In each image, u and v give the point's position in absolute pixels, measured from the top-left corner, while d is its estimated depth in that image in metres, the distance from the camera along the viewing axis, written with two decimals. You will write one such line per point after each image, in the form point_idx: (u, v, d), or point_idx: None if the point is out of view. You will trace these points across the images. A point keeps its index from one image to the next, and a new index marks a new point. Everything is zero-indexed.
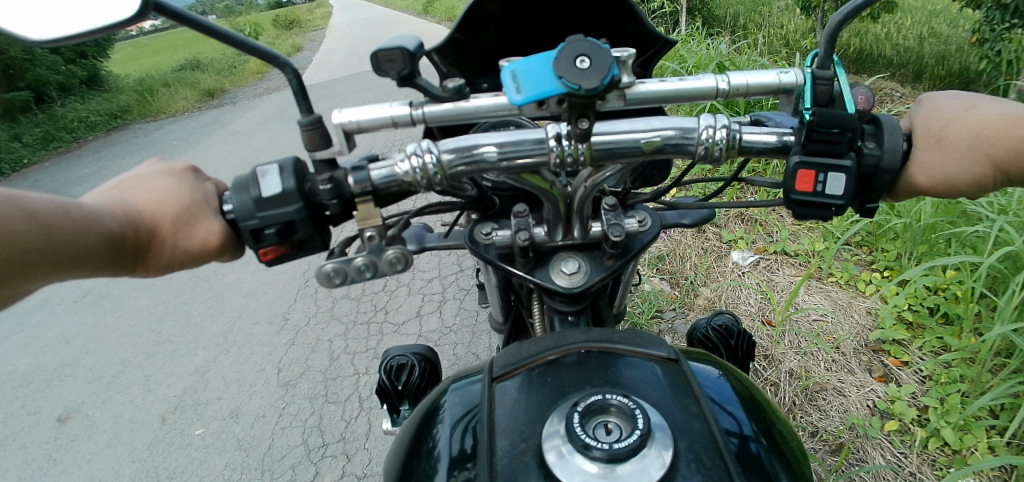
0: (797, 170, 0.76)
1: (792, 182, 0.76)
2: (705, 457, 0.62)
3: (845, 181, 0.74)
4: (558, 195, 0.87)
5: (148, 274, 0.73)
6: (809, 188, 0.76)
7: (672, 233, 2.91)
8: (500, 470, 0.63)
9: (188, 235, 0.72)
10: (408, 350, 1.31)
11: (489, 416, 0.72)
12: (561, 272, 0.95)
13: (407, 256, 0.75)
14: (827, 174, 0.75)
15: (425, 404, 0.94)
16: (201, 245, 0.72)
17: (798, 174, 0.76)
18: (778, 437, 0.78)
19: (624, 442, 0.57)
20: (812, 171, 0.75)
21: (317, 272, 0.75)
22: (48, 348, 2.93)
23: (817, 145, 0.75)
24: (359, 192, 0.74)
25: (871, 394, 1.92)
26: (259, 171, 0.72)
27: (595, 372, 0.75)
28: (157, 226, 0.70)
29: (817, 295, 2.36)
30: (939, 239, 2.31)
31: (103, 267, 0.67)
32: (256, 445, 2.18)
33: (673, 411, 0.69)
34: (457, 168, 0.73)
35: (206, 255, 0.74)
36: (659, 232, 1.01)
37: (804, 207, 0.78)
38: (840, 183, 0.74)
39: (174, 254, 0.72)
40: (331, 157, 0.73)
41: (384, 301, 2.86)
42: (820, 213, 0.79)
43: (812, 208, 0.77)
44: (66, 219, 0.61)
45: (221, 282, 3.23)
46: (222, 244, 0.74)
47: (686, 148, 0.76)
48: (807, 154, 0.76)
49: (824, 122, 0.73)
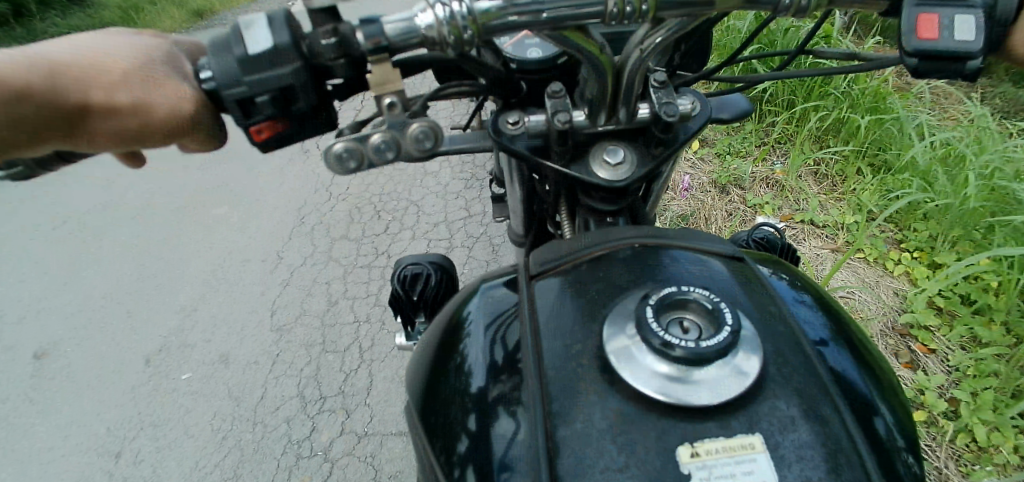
0: (915, 14, 0.63)
1: (914, 27, 0.63)
2: (793, 361, 0.53)
3: (973, 23, 0.62)
4: (607, 64, 0.71)
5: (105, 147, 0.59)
6: (936, 33, 0.62)
7: (692, 189, 2.49)
8: (551, 375, 0.54)
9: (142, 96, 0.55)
10: (422, 259, 1.20)
11: (531, 320, 0.62)
12: (604, 164, 0.82)
13: (437, 131, 0.63)
14: (952, 16, 0.62)
15: (445, 314, 0.83)
16: (161, 112, 0.55)
17: (918, 18, 0.63)
18: (862, 345, 0.69)
19: (711, 341, 0.47)
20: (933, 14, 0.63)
21: (326, 153, 0.63)
22: (34, 257, 2.82)
23: None
24: (371, 51, 0.56)
25: (899, 382, 1.76)
26: (242, 22, 0.56)
27: (654, 268, 0.65)
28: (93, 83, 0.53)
29: (845, 272, 2.11)
30: (983, 225, 2.03)
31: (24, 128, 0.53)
32: (247, 393, 2.14)
33: (750, 310, 0.59)
34: (508, 17, 0.55)
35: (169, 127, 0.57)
36: (707, 121, 0.87)
37: (931, 63, 0.64)
38: (970, 24, 0.62)
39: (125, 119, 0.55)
40: (332, 4, 0.56)
41: (386, 244, 2.67)
42: (953, 69, 0.64)
43: (943, 63, 0.63)
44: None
45: (205, 212, 2.91)
46: (190, 112, 0.57)
47: (771, 2, 0.61)
48: (925, 1, 0.64)
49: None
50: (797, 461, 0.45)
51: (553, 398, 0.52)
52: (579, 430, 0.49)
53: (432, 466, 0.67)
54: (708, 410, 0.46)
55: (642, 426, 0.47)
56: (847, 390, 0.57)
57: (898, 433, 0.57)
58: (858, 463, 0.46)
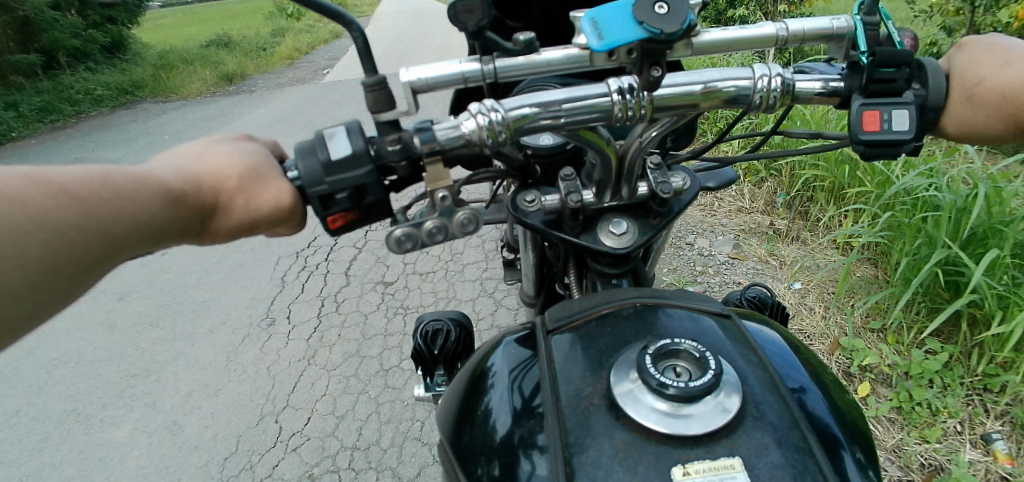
0: (862, 111, 0.77)
1: (859, 123, 0.77)
2: (770, 402, 0.64)
3: (909, 117, 0.76)
4: (612, 154, 0.86)
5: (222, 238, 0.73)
6: (876, 127, 0.76)
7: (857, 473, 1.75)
8: (567, 412, 0.65)
9: (257, 198, 0.71)
10: (443, 315, 1.31)
11: (550, 368, 0.73)
12: (610, 233, 0.95)
13: (477, 217, 0.76)
14: (891, 111, 0.76)
15: (468, 369, 0.91)
16: (271, 204, 0.71)
17: (863, 115, 0.77)
18: (840, 393, 0.79)
19: (698, 381, 0.58)
20: (875, 111, 0.76)
21: (387, 237, 0.75)
22: (76, 328, 3.00)
23: (877, 86, 0.77)
24: (427, 153, 0.71)
25: None
26: (326, 133, 0.72)
27: (653, 323, 0.76)
28: (222, 187, 0.70)
29: None
30: None
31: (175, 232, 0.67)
32: None
33: (734, 358, 0.70)
34: (540, 121, 0.71)
35: (277, 218, 0.72)
36: (697, 194, 1.02)
37: (875, 149, 0.78)
38: (905, 118, 0.76)
39: (244, 216, 0.70)
40: (395, 117, 0.73)
41: None
42: (892, 152, 0.78)
43: (883, 148, 0.77)
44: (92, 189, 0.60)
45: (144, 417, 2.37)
46: (292, 207, 0.72)
47: (745, 99, 0.76)
48: (868, 96, 0.78)
49: (883, 61, 0.75)
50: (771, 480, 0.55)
51: (569, 429, 0.62)
52: (592, 455, 0.59)
53: None
54: (699, 439, 0.57)
55: (643, 451, 0.57)
56: (824, 434, 0.66)
57: (865, 467, 0.66)
58: None
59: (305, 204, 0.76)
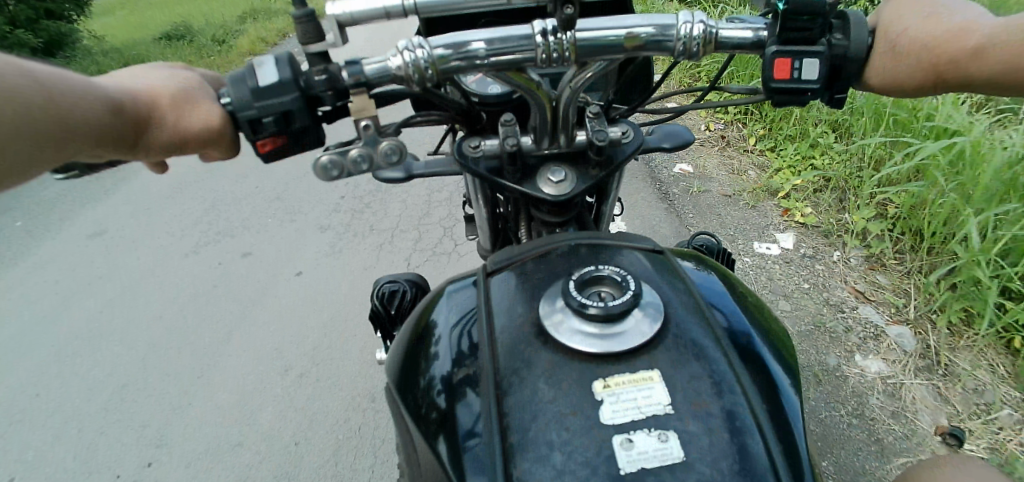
0: (774, 59, 0.77)
1: (770, 71, 0.77)
2: (695, 328, 0.66)
3: (819, 66, 0.76)
4: (545, 98, 0.86)
5: (148, 156, 0.72)
6: (786, 75, 0.77)
7: None
8: (501, 341, 0.67)
9: (188, 117, 0.71)
10: (398, 278, 1.31)
11: (487, 304, 0.75)
12: (548, 181, 0.96)
13: (402, 147, 0.75)
14: (802, 60, 0.76)
15: (414, 318, 0.92)
16: (202, 123, 0.72)
17: (775, 63, 0.77)
18: (767, 323, 0.83)
19: (617, 303, 0.61)
20: (788, 59, 0.76)
21: (314, 164, 0.75)
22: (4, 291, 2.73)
23: (792, 33, 0.75)
24: (352, 85, 0.72)
25: None
26: (255, 62, 0.71)
27: (586, 260, 0.79)
28: (155, 104, 0.69)
29: None
30: None
31: (109, 141, 0.65)
32: None
33: (662, 288, 0.73)
34: (452, 63, 0.71)
35: (207, 138, 0.73)
36: (640, 146, 1.01)
37: (782, 96, 0.80)
38: (815, 68, 0.76)
39: (174, 133, 0.71)
40: (325, 49, 0.72)
41: None
42: (798, 99, 0.81)
43: (790, 96, 0.79)
44: (41, 92, 0.56)
45: None
46: (222, 128, 0.73)
47: (665, 46, 0.76)
48: (783, 44, 0.76)
49: (797, 9, 0.73)
50: (687, 388, 0.58)
51: (501, 356, 0.65)
52: (523, 377, 0.61)
53: (406, 430, 0.78)
54: (621, 355, 0.59)
55: (568, 369, 0.60)
56: (746, 360, 0.69)
57: (786, 384, 0.71)
58: (740, 392, 0.60)
59: (234, 131, 0.77)
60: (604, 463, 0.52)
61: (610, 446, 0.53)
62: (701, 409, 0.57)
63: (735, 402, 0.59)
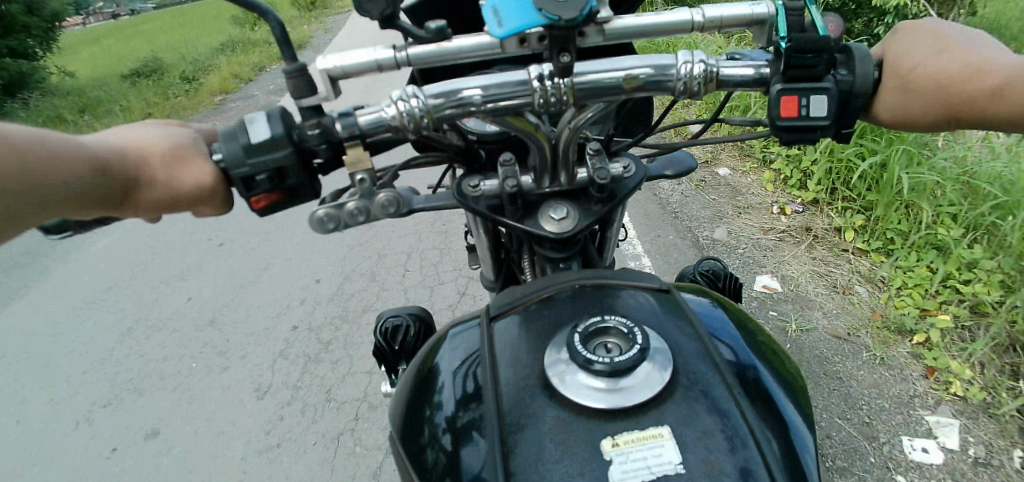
0: (780, 96, 0.75)
1: (777, 109, 0.75)
2: (705, 376, 0.65)
3: (826, 103, 0.75)
4: (544, 138, 0.86)
5: (137, 214, 0.72)
6: (794, 113, 0.75)
7: None
8: (506, 393, 0.66)
9: (179, 177, 0.72)
10: (401, 311, 1.31)
11: (490, 352, 0.74)
12: (550, 219, 0.95)
13: (399, 199, 0.76)
14: (809, 97, 0.74)
15: (418, 360, 0.91)
16: (194, 183, 0.72)
17: (782, 101, 0.75)
18: (778, 361, 0.81)
19: (623, 357, 0.59)
20: (794, 96, 0.74)
21: (310, 218, 0.76)
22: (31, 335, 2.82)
23: (796, 71, 0.74)
24: (347, 138, 0.72)
25: None
26: (247, 118, 0.71)
27: (590, 304, 0.77)
28: (146, 164, 0.70)
29: None
30: None
31: (96, 203, 0.65)
32: None
33: (669, 333, 0.72)
34: (445, 111, 0.71)
35: (198, 197, 0.73)
36: (643, 179, 1.00)
37: (793, 134, 0.77)
38: (823, 104, 0.75)
39: (165, 192, 0.71)
40: (317, 103, 0.72)
41: None
42: (811, 136, 0.77)
43: (800, 133, 0.76)
44: (14, 156, 0.55)
45: None
46: (214, 187, 0.74)
47: (664, 85, 0.75)
48: (788, 81, 0.75)
49: (800, 47, 0.72)
50: (697, 445, 0.56)
51: (506, 410, 0.63)
52: (527, 434, 0.60)
53: (410, 481, 0.76)
54: (629, 411, 0.58)
55: (575, 426, 0.58)
56: (758, 406, 0.67)
57: (798, 429, 0.69)
58: (754, 447, 0.58)
59: (227, 188, 0.77)
60: None
61: None
62: (710, 468, 0.55)
63: (749, 458, 0.57)
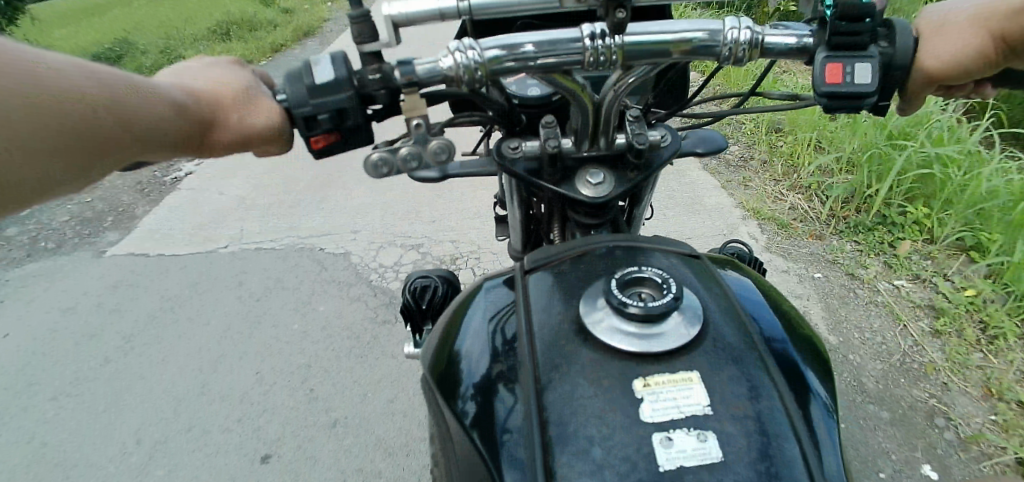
0: (825, 64, 0.75)
1: (821, 76, 0.75)
2: (735, 333, 0.67)
3: (871, 71, 0.74)
4: (588, 101, 0.88)
5: (215, 153, 0.75)
6: (839, 80, 0.74)
7: None
8: (541, 337, 0.68)
9: (249, 114, 0.74)
10: (430, 273, 1.35)
11: (524, 304, 0.76)
12: (586, 183, 0.97)
13: (452, 146, 0.77)
14: (854, 66, 0.74)
15: (450, 313, 0.94)
16: (264, 120, 0.75)
17: (827, 68, 0.75)
18: (801, 331, 0.83)
19: (659, 304, 0.61)
20: (839, 64, 0.74)
21: (365, 162, 0.79)
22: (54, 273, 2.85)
23: (843, 38, 0.74)
24: (405, 85, 0.74)
25: None
26: (312, 60, 0.74)
27: (625, 261, 0.79)
28: (218, 100, 0.72)
29: None
30: None
31: (175, 137, 0.68)
32: None
33: (701, 291, 0.74)
34: (505, 63, 0.73)
35: (267, 134, 0.76)
36: (677, 151, 1.02)
37: (836, 102, 0.77)
38: (867, 72, 0.74)
39: (237, 130, 0.73)
40: (377, 50, 0.74)
41: None
42: (852, 105, 0.77)
43: (845, 101, 0.76)
44: (97, 85, 0.59)
45: None
46: (282, 124, 0.76)
47: (713, 51, 0.76)
48: (833, 49, 0.75)
49: (847, 14, 0.72)
50: (726, 392, 0.58)
51: (541, 352, 0.66)
52: (563, 373, 0.62)
53: (441, 421, 0.79)
54: (661, 356, 0.60)
55: (608, 368, 0.61)
56: (783, 369, 0.69)
57: (822, 396, 0.71)
58: (777, 397, 0.60)
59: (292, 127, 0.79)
60: (644, 460, 0.53)
61: (650, 444, 0.54)
62: (739, 413, 0.57)
63: (773, 408, 0.59)
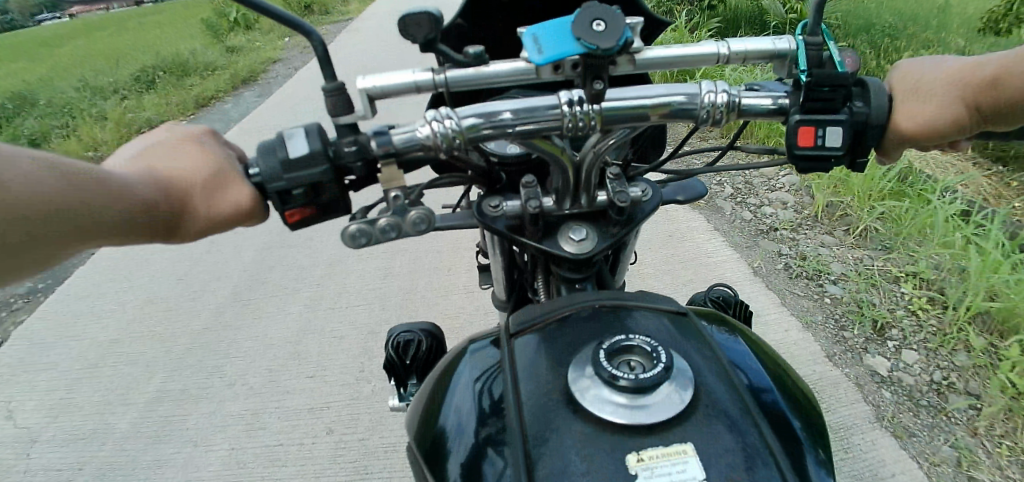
0: (797, 127, 0.78)
1: (794, 139, 0.79)
2: (725, 397, 0.66)
3: (842, 134, 0.78)
4: (568, 162, 0.89)
5: (185, 240, 0.76)
6: (810, 142, 0.79)
7: None
8: (528, 407, 0.67)
9: (219, 202, 0.75)
10: (414, 327, 1.31)
11: (511, 369, 0.75)
12: (570, 239, 0.98)
13: (429, 216, 0.79)
14: (826, 128, 0.78)
15: (437, 372, 0.93)
16: (233, 207, 0.75)
17: (799, 131, 0.78)
18: (791, 384, 0.83)
19: (644, 375, 0.61)
20: (812, 127, 0.78)
21: (342, 233, 0.78)
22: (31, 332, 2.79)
23: (814, 103, 0.78)
24: (382, 155, 0.75)
25: None
26: (286, 134, 0.75)
27: (610, 323, 0.79)
28: (188, 191, 0.73)
29: None
30: None
31: (145, 233, 0.70)
32: None
33: (689, 353, 0.73)
34: (483, 131, 0.74)
35: (238, 219, 0.77)
36: (659, 204, 1.03)
37: (807, 162, 0.81)
38: (838, 135, 0.78)
39: (208, 219, 0.74)
40: (354, 121, 0.75)
41: None
42: (822, 167, 0.82)
43: (815, 162, 0.80)
44: (70, 198, 0.60)
45: None
46: (252, 208, 0.77)
47: (692, 113, 0.79)
48: (806, 112, 0.79)
49: (821, 81, 0.77)
50: (717, 463, 0.58)
51: (529, 424, 0.65)
52: (551, 447, 0.61)
53: None
54: (652, 427, 0.59)
55: (598, 442, 0.59)
56: (775, 430, 0.68)
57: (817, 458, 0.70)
58: (770, 465, 0.59)
59: (264, 203, 0.80)
60: None
61: None
62: None
63: (766, 478, 0.58)
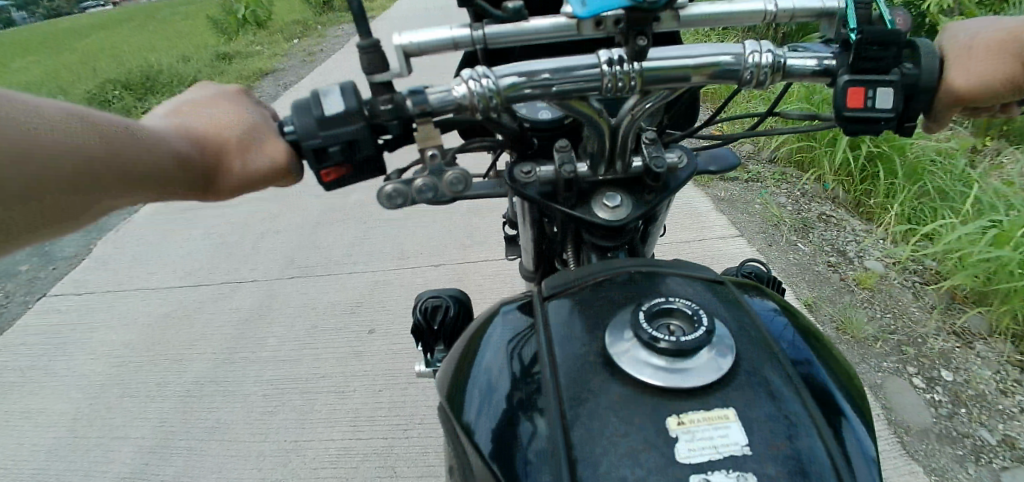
0: (847, 88, 0.74)
1: (842, 100, 0.74)
2: (768, 365, 0.65)
3: (893, 95, 0.74)
4: (605, 126, 0.87)
5: (221, 197, 0.77)
6: (860, 104, 0.74)
7: None
8: (564, 370, 0.66)
9: (253, 157, 0.74)
10: (441, 293, 1.31)
11: (545, 332, 0.75)
12: (603, 206, 0.96)
13: (466, 177, 0.77)
14: (876, 89, 0.73)
15: (467, 336, 0.93)
16: (268, 163, 0.74)
17: (848, 92, 0.74)
18: (832, 355, 0.81)
19: (688, 338, 0.60)
20: (861, 88, 0.73)
21: (378, 193, 0.77)
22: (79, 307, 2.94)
23: (865, 63, 0.74)
24: (419, 114, 0.73)
25: None
26: (321, 92, 0.74)
27: (647, 289, 0.77)
28: (223, 144, 0.73)
29: None
30: None
31: (180, 187, 0.70)
32: None
33: (728, 320, 0.72)
34: (524, 90, 0.72)
35: (273, 176, 0.76)
36: (693, 172, 1.01)
37: (853, 125, 0.77)
38: (889, 96, 0.74)
39: (243, 174, 0.74)
40: (389, 79, 0.74)
41: None
42: (871, 129, 0.77)
43: (863, 124, 0.76)
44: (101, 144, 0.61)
45: None
46: (287, 164, 0.75)
47: (736, 74, 0.75)
48: (855, 72, 0.75)
49: (871, 39, 0.72)
50: (762, 429, 0.57)
51: (565, 387, 0.64)
52: (589, 408, 0.61)
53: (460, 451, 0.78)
54: (692, 391, 0.58)
55: (639, 405, 0.59)
56: (818, 399, 0.67)
57: (860, 430, 0.68)
58: (814, 433, 0.59)
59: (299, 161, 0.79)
60: None
61: None
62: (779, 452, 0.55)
63: (811, 446, 0.57)
